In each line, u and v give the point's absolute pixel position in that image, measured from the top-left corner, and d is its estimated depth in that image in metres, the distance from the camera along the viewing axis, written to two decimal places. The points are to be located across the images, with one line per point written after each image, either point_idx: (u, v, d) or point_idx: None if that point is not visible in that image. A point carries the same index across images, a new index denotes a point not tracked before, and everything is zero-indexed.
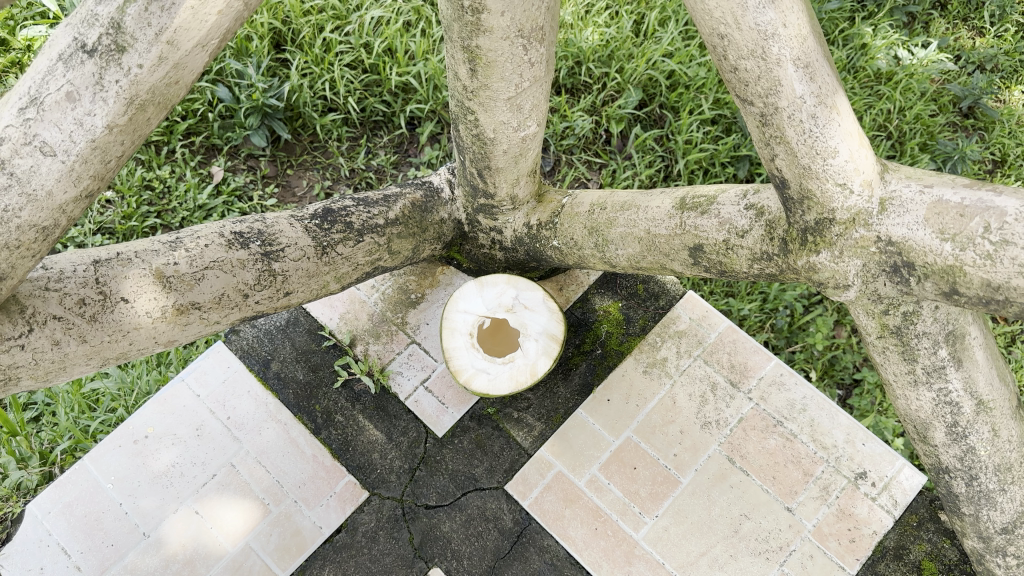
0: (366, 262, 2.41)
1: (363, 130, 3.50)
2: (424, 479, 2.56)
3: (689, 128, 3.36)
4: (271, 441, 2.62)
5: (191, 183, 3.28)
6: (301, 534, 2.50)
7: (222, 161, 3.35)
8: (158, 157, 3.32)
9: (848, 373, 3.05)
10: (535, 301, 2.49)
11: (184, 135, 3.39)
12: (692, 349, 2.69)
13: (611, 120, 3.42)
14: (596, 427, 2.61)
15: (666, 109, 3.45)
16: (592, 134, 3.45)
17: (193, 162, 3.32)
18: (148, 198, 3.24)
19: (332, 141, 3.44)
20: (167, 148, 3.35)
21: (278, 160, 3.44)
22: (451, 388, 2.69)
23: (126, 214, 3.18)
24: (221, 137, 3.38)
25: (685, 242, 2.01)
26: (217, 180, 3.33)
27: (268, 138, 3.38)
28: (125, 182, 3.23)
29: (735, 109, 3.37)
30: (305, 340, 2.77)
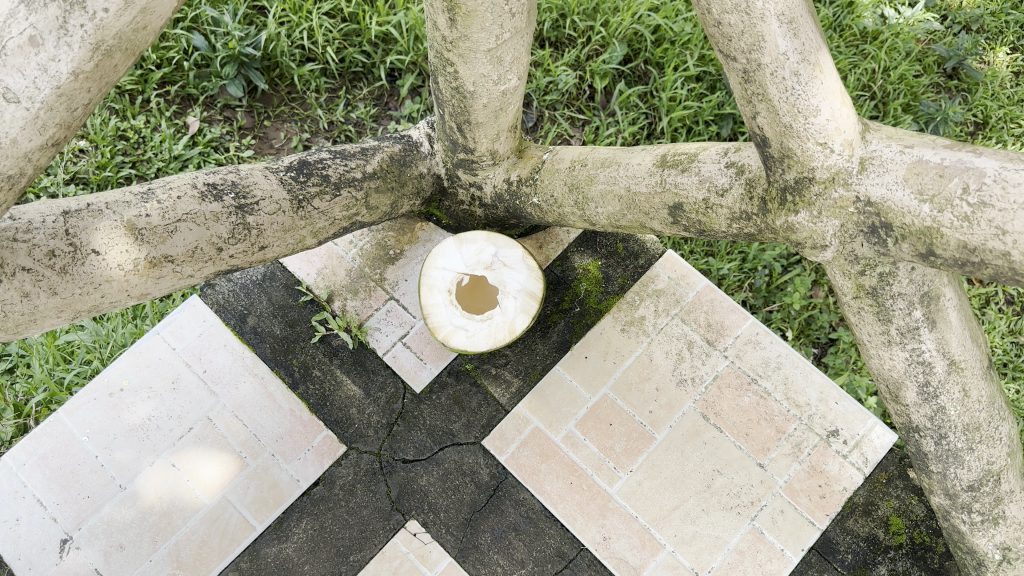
0: (344, 215, 2.38)
1: (341, 81, 3.42)
2: (402, 434, 2.56)
3: (673, 85, 3.33)
4: (248, 395, 2.60)
5: (166, 133, 3.22)
6: (279, 486, 2.51)
7: (197, 111, 3.28)
8: (132, 106, 3.25)
9: (824, 333, 3.08)
10: (514, 258, 2.46)
11: (158, 84, 3.32)
12: (670, 308, 2.67)
13: (595, 75, 3.37)
14: (572, 383, 2.60)
15: (651, 65, 3.41)
16: (576, 90, 3.41)
17: (168, 112, 3.25)
18: (123, 147, 3.19)
19: (310, 92, 3.37)
20: (141, 97, 3.28)
21: (255, 111, 3.37)
22: (431, 344, 2.65)
23: (100, 164, 3.14)
24: (197, 87, 3.31)
25: (665, 200, 1.99)
26: (193, 131, 3.27)
27: (245, 88, 3.32)
28: (99, 132, 3.17)
29: (720, 67, 3.35)
30: (281, 295, 2.71)
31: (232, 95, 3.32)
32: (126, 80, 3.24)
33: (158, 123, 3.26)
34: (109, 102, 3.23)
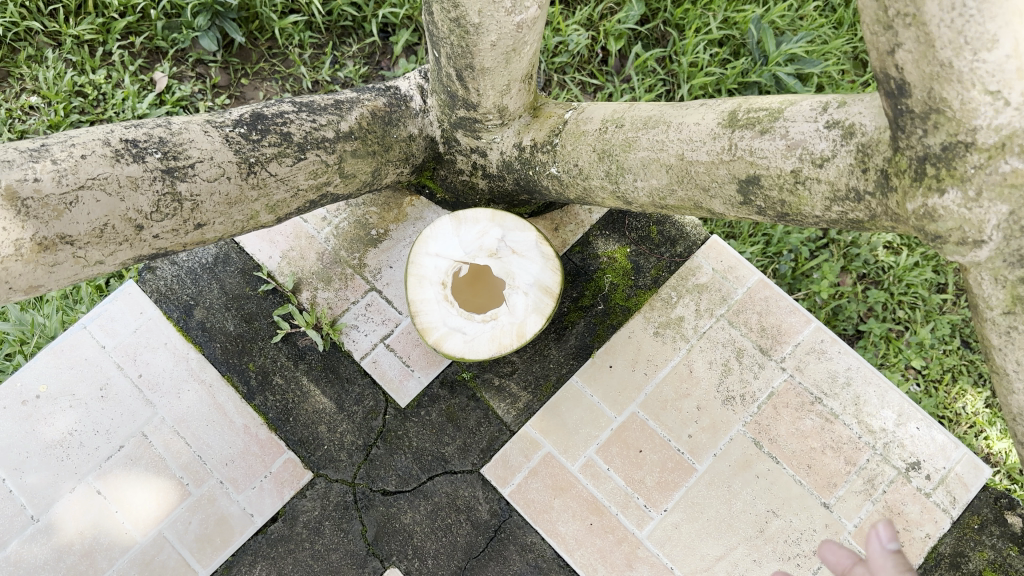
0: (309, 185, 1.87)
1: (329, 37, 2.83)
2: (382, 459, 2.07)
3: (695, 49, 2.80)
4: (193, 406, 2.11)
5: (129, 90, 2.62)
6: (228, 522, 2.03)
7: (166, 65, 2.68)
8: (92, 58, 2.67)
9: (852, 325, 2.50)
10: (526, 244, 1.96)
11: (122, 34, 2.73)
12: (715, 308, 2.16)
13: (609, 36, 2.83)
14: (593, 399, 2.11)
15: (669, 26, 2.87)
16: (588, 52, 2.85)
17: (133, 66, 2.66)
18: (79, 106, 2.62)
19: (293, 48, 2.78)
20: (103, 49, 2.69)
21: (231, 68, 2.76)
22: (420, 346, 2.15)
23: (52, 124, 2.58)
24: (166, 39, 2.70)
25: (734, 172, 1.48)
26: (160, 88, 2.68)
27: (221, 41, 2.73)
28: (52, 87, 2.60)
29: (746, 29, 2.81)
30: (236, 283, 2.19)
31: (206, 49, 2.72)
32: (83, 27, 2.64)
33: (121, 79, 2.67)
34: (65, 53, 2.65)
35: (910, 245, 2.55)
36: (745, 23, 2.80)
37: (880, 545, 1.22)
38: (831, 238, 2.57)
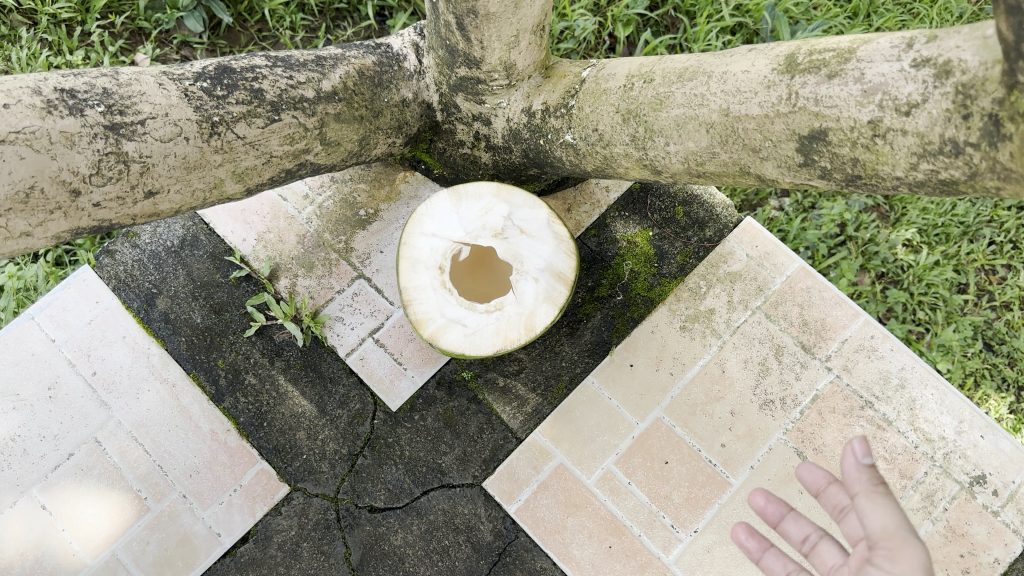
0: (285, 152, 1.60)
1: (322, 19, 2.42)
2: (369, 471, 1.80)
3: (708, 36, 2.34)
4: (153, 409, 1.84)
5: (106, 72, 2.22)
6: (192, 542, 1.76)
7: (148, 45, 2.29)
8: (69, 39, 2.30)
9: None
10: (536, 223, 1.69)
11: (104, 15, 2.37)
12: (750, 299, 1.90)
13: (616, 21, 2.37)
14: (612, 403, 1.84)
15: (679, 12, 2.39)
16: (594, 39, 2.40)
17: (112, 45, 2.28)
18: None
19: (284, 31, 2.37)
20: (82, 29, 2.32)
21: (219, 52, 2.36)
22: (413, 342, 1.88)
23: None
24: (149, 19, 2.33)
25: (794, 126, 1.22)
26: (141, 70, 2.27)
27: (208, 22, 2.35)
28: (24, 68, 2.23)
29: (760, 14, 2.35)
30: (205, 269, 1.93)
31: (193, 31, 2.34)
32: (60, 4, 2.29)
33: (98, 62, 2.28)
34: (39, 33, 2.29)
35: (932, 242, 2.15)
36: (759, 9, 2.33)
37: (854, 460, 1.07)
38: (847, 234, 2.16)
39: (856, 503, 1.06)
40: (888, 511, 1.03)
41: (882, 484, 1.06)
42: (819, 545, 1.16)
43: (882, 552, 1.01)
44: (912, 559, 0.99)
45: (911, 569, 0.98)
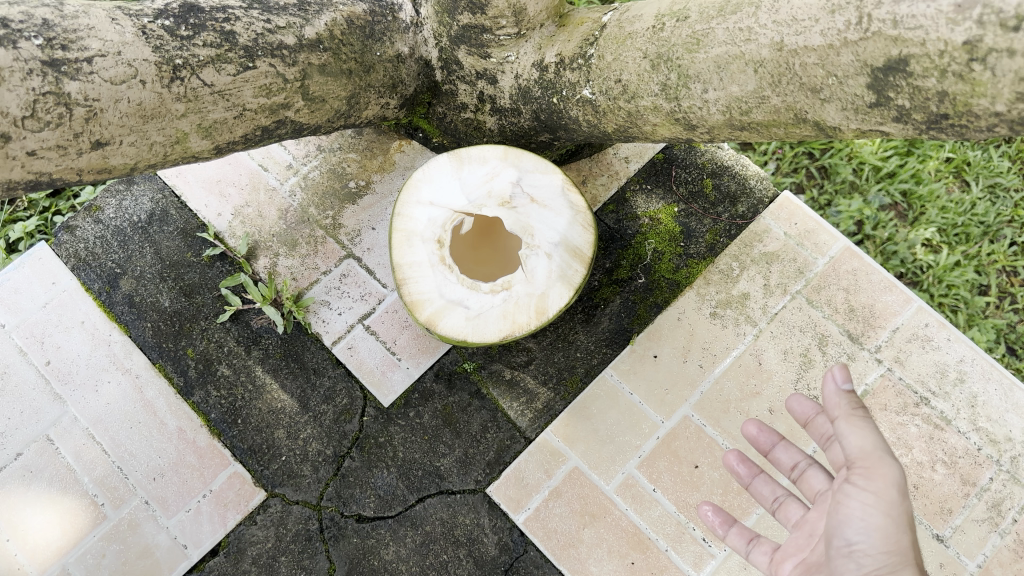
0: (260, 105, 1.38)
1: None
2: (358, 475, 1.58)
3: None
4: (114, 404, 1.62)
5: None
6: (154, 555, 1.54)
7: None
8: None
9: None
10: (549, 191, 1.47)
11: None
12: (789, 283, 1.68)
13: None
14: (633, 399, 1.62)
15: None
16: None
17: None
18: None
19: None
20: None
21: None
22: (409, 330, 1.67)
23: None
24: None
25: (864, 57, 0.97)
26: None
27: None
28: None
29: None
30: (175, 246, 1.71)
31: None
32: None
33: None
34: None
35: (952, 242, 1.91)
36: None
37: (833, 386, 1.03)
38: (864, 233, 1.92)
39: (835, 428, 1.04)
40: (867, 432, 1.00)
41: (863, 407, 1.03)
42: (806, 472, 1.24)
43: (860, 473, 1.01)
44: (887, 480, 0.98)
45: (885, 490, 0.97)
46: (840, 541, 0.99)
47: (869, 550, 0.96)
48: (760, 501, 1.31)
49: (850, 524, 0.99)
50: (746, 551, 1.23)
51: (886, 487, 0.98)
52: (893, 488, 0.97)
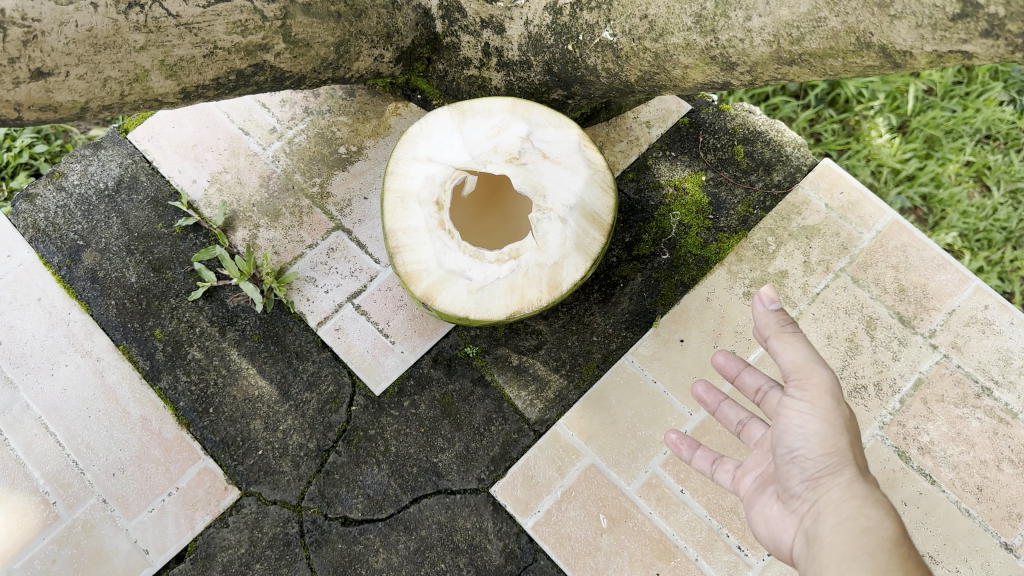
0: (234, 44, 1.16)
1: None
2: (345, 472, 1.40)
3: None
4: (71, 391, 1.44)
5: None
6: (111, 561, 1.35)
7: None
8: None
9: None
10: (564, 148, 1.29)
11: None
12: (831, 260, 1.50)
13: None
14: (657, 388, 1.44)
15: None
16: None
17: None
18: None
19: None
20: None
21: None
22: (404, 310, 1.48)
23: None
24: None
25: None
26: None
27: None
28: None
29: None
30: (145, 217, 1.53)
31: None
32: None
33: None
34: None
35: (975, 246, 1.73)
36: None
37: (762, 307, 0.99)
38: None
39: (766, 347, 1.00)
40: (799, 346, 0.96)
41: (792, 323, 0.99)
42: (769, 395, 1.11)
43: (793, 384, 0.97)
44: (821, 386, 0.94)
45: (819, 397, 0.94)
46: (782, 449, 0.95)
47: (810, 455, 0.93)
48: (726, 427, 1.21)
49: (789, 432, 0.95)
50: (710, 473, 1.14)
51: (821, 392, 0.94)
52: (828, 393, 0.94)
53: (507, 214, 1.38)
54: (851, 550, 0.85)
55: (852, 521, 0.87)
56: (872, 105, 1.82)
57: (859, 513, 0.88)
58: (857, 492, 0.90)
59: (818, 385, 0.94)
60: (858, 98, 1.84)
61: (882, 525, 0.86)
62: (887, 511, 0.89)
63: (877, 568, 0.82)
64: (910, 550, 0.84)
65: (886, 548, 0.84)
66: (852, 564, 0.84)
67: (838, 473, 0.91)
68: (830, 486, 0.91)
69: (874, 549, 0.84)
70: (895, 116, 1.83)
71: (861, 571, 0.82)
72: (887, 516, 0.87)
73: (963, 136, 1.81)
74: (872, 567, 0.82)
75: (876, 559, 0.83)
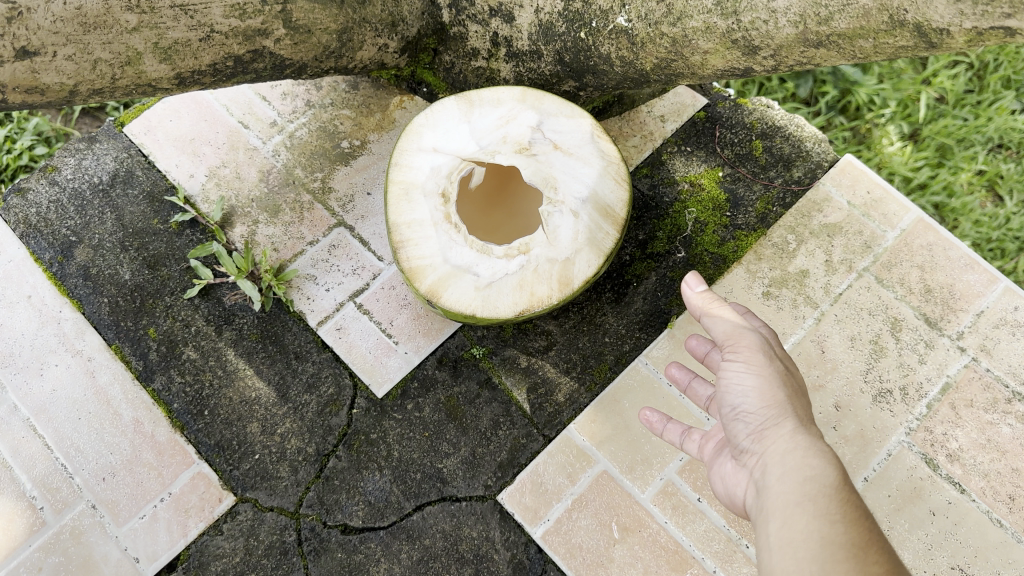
0: (232, 29, 1.09)
1: None
2: (345, 478, 1.33)
3: None
4: (61, 392, 1.38)
5: None
6: (100, 570, 1.29)
7: None
8: None
9: None
10: (576, 139, 1.23)
11: None
12: (854, 259, 1.43)
13: None
14: (674, 392, 1.37)
15: None
16: None
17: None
18: None
19: None
20: None
21: None
22: (409, 309, 1.43)
23: None
24: None
25: None
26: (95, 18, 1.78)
27: None
28: None
29: None
30: (140, 212, 1.48)
31: None
32: None
33: None
34: None
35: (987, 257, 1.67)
36: None
37: (690, 291, 1.10)
38: None
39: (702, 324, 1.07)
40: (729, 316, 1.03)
41: (719, 299, 1.08)
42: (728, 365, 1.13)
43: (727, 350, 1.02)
44: (751, 346, 0.99)
45: (752, 356, 0.98)
46: (725, 409, 0.98)
47: (751, 410, 0.96)
48: (700, 404, 1.23)
49: (731, 393, 0.99)
50: (680, 444, 1.17)
51: (753, 353, 0.99)
52: (758, 351, 0.99)
53: (516, 209, 1.33)
54: (793, 496, 0.86)
55: (795, 468, 0.88)
56: (884, 112, 1.77)
57: (802, 462, 0.88)
58: (800, 441, 0.90)
59: (747, 346, 0.99)
60: (869, 105, 1.78)
61: (823, 470, 0.86)
62: (830, 458, 0.89)
63: (816, 510, 0.83)
64: (851, 492, 0.84)
65: (826, 492, 0.84)
66: (796, 510, 0.84)
67: (779, 425, 0.93)
68: (773, 437, 0.92)
69: (814, 493, 0.85)
70: (906, 124, 1.78)
71: (802, 515, 0.83)
72: (829, 462, 0.87)
73: (975, 145, 1.76)
74: (812, 509, 0.83)
75: (815, 502, 0.84)
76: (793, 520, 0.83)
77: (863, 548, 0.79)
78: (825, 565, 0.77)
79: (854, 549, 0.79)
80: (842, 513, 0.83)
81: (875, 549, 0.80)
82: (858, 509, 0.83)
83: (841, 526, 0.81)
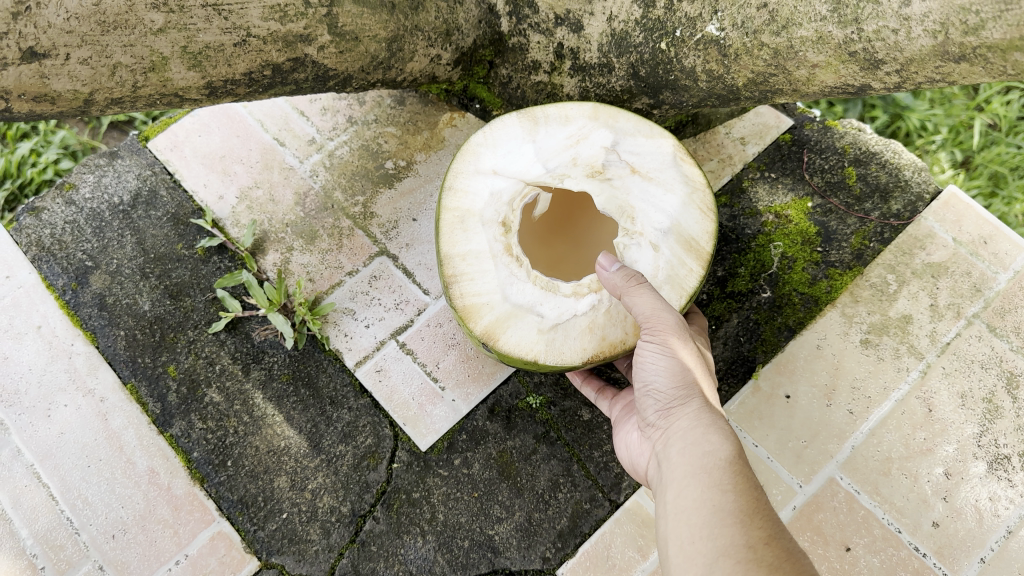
0: (270, 34, 0.93)
1: None
2: (384, 543, 1.18)
3: None
4: (69, 436, 1.23)
5: None
6: None
7: None
8: None
9: None
10: (653, 160, 1.07)
11: None
12: (963, 304, 1.26)
13: None
14: (761, 454, 1.22)
15: None
16: None
17: None
18: None
19: None
20: None
21: None
22: (458, 351, 1.27)
23: None
24: None
25: None
26: None
27: None
28: None
29: None
30: (163, 235, 1.34)
31: None
32: None
33: None
34: None
35: None
36: None
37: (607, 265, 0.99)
38: None
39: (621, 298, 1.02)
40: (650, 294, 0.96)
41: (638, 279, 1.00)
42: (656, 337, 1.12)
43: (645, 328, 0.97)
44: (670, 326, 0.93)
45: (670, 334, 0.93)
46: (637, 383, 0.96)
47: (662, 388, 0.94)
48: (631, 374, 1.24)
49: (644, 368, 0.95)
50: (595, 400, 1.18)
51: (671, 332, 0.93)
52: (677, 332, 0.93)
53: (585, 240, 1.18)
54: (689, 468, 0.83)
55: (693, 446, 0.85)
56: (935, 138, 1.59)
57: (703, 438, 0.86)
58: (703, 417, 0.89)
59: (664, 329, 0.91)
60: (920, 131, 1.61)
61: (721, 446, 0.83)
62: (730, 436, 0.86)
63: (710, 482, 0.80)
64: (745, 464, 0.81)
65: (721, 465, 0.81)
66: (690, 483, 0.81)
67: (686, 404, 0.91)
68: (679, 413, 0.91)
69: (708, 465, 0.81)
70: (958, 151, 1.60)
71: (696, 487, 0.80)
72: (728, 437, 0.85)
73: None
74: (706, 479, 0.80)
75: (708, 474, 0.80)
76: (688, 490, 0.80)
77: (750, 515, 0.75)
78: (710, 533, 0.74)
79: (741, 516, 0.75)
80: (735, 483, 0.79)
81: (764, 517, 0.76)
82: (750, 479, 0.79)
83: (732, 495, 0.77)
